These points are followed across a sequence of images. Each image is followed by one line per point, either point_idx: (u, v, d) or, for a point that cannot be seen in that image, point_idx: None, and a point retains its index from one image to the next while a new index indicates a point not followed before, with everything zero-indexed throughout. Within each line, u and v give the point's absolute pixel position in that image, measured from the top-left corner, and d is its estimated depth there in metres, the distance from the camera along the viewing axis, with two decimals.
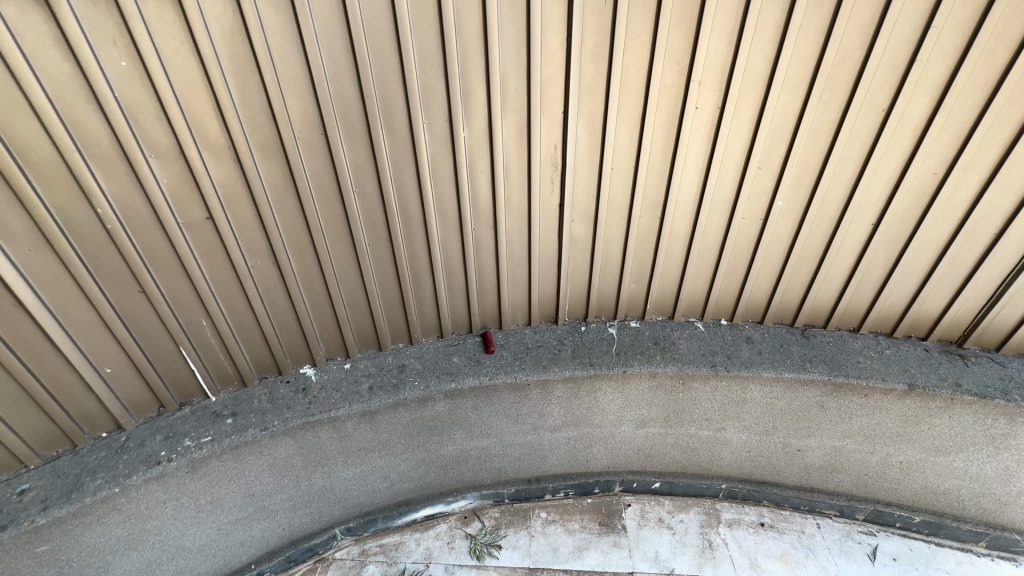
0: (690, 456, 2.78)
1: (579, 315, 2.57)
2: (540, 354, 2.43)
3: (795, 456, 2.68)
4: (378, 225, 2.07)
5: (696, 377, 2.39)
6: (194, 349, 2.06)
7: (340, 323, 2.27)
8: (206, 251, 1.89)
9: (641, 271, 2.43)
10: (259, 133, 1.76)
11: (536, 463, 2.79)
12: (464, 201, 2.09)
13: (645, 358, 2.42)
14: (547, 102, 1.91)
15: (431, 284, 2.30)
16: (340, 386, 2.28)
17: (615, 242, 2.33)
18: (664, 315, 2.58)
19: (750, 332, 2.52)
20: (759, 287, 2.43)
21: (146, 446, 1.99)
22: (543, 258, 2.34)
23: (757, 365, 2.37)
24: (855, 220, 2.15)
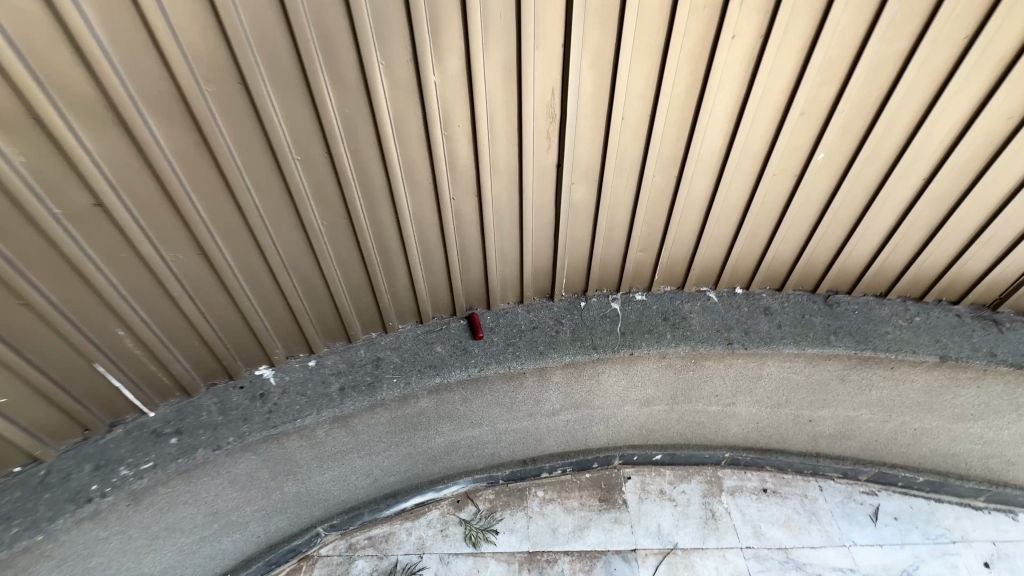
0: (695, 429, 2.61)
1: (578, 289, 2.25)
2: (536, 338, 2.13)
3: (806, 426, 2.53)
4: (331, 199, 1.64)
5: (710, 357, 2.14)
6: (115, 363, 1.66)
7: (298, 317, 1.89)
8: (104, 245, 1.46)
9: (651, 239, 2.08)
10: (147, 85, 1.27)
11: (531, 445, 2.58)
12: (439, 165, 1.67)
13: (655, 337, 2.14)
14: (543, 33, 1.45)
15: (404, 265, 1.92)
16: (305, 389, 1.95)
17: (622, 207, 1.95)
18: (674, 285, 2.28)
19: (768, 302, 2.25)
20: (783, 252, 2.13)
21: (72, 480, 1.65)
22: (537, 229, 1.97)
23: (778, 341, 2.12)
24: (904, 175, 1.83)
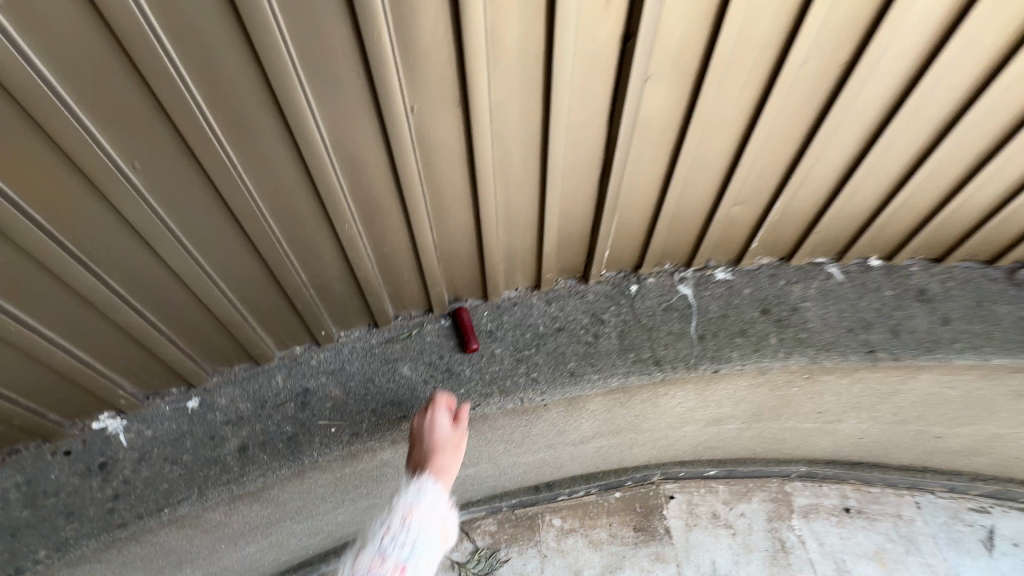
0: (770, 445, 1.90)
1: (626, 265, 1.42)
2: (562, 349, 1.33)
3: (927, 443, 1.82)
4: (140, 116, 0.77)
5: (834, 371, 1.36)
6: None
7: (147, 338, 1.07)
8: None
9: (760, 185, 1.23)
10: None
11: (547, 473, 1.86)
12: (371, 34, 0.77)
13: (753, 344, 1.34)
14: None
15: (332, 240, 1.08)
16: (179, 452, 1.15)
17: (727, 128, 1.07)
18: (775, 257, 1.46)
19: (922, 281, 1.44)
20: (973, 204, 1.28)
21: None
22: (570, 172, 1.10)
23: (946, 347, 1.34)
24: None
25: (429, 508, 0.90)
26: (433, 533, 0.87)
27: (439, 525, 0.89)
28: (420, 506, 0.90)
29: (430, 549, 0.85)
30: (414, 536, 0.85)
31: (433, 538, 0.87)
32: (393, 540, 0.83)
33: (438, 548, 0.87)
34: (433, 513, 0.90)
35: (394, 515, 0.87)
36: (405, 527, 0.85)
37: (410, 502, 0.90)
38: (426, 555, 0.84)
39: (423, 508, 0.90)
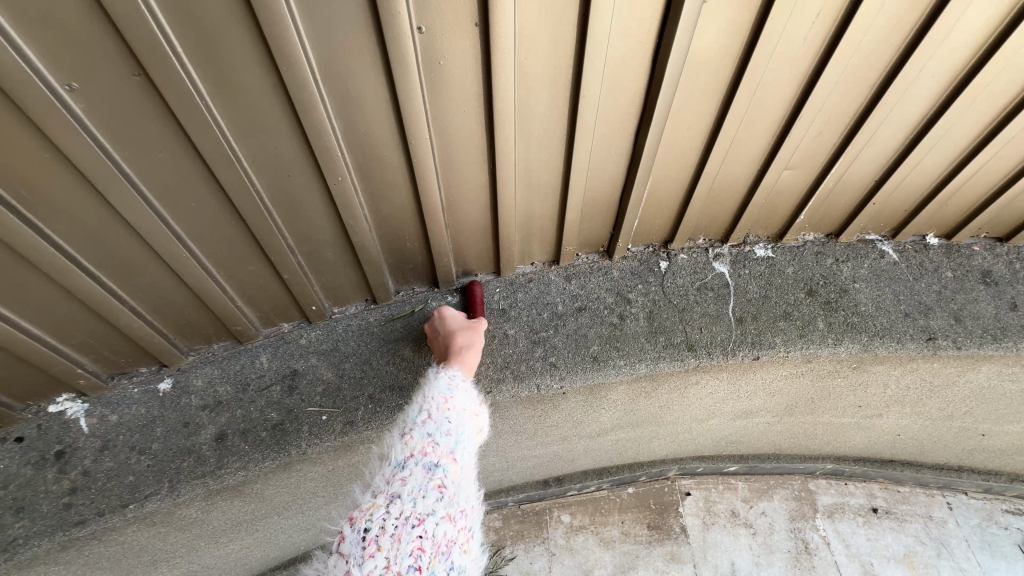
0: (799, 441, 1.76)
1: (656, 239, 1.27)
2: (584, 331, 1.18)
3: (969, 441, 1.69)
4: (77, 21, 0.60)
5: (888, 361, 1.22)
6: None
7: (106, 309, 0.91)
8: None
9: (817, 145, 1.06)
10: None
11: (557, 467, 1.72)
12: None
13: (797, 328, 1.19)
14: None
15: (324, 197, 0.92)
16: (147, 442, 1.01)
17: (789, 72, 0.91)
18: (823, 232, 1.30)
19: (986, 262, 1.29)
20: None
21: None
22: (603, 123, 0.94)
23: (1013, 336, 1.20)
24: None
25: (465, 396, 0.95)
26: (471, 419, 0.93)
27: (476, 411, 0.95)
28: (456, 395, 0.94)
29: (470, 433, 0.92)
30: (457, 422, 0.91)
31: (471, 422, 0.93)
32: (440, 427, 0.88)
33: (476, 431, 0.94)
34: (467, 401, 0.95)
35: (435, 405, 0.91)
36: (449, 415, 0.90)
37: (445, 392, 0.93)
38: (469, 439, 0.90)
39: (460, 398, 0.94)
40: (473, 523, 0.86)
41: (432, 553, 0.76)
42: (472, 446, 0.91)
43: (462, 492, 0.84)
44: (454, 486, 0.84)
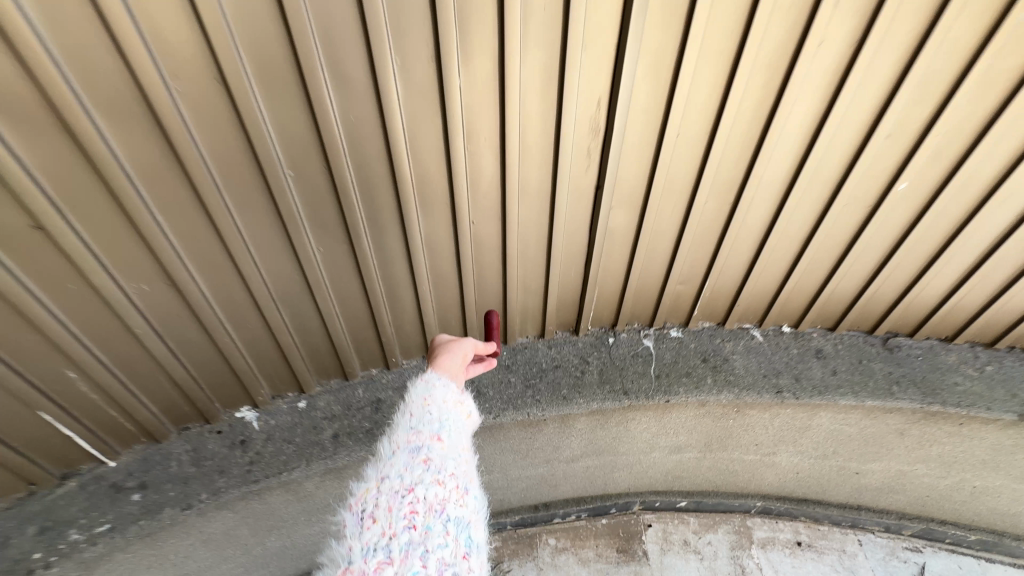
0: (726, 477, 2.35)
1: (606, 323, 1.99)
2: (558, 380, 1.87)
3: (850, 478, 2.28)
4: (331, 223, 1.39)
5: (754, 405, 1.89)
6: (65, 410, 1.39)
7: (288, 354, 1.63)
8: (50, 277, 1.18)
9: (693, 271, 1.82)
10: (100, 84, 0.99)
11: (544, 491, 2.31)
12: (458, 184, 1.40)
13: (693, 382, 1.88)
14: (593, 34, 1.18)
15: (412, 296, 1.67)
16: (291, 437, 1.68)
17: (665, 235, 1.69)
18: (714, 321, 2.03)
19: (820, 343, 1.99)
20: (843, 289, 1.87)
21: (9, 547, 1.39)
22: (566, 259, 1.71)
23: (833, 391, 1.86)
24: (997, 211, 1.57)
25: (443, 392, 1.20)
26: (453, 406, 1.18)
27: (458, 400, 1.21)
28: (435, 393, 1.19)
29: (452, 419, 1.16)
30: (438, 412, 1.15)
31: (452, 410, 1.18)
32: (423, 419, 1.12)
33: (461, 416, 1.19)
34: (447, 394, 1.20)
35: (417, 404, 1.16)
36: (430, 408, 1.15)
37: (424, 392, 1.18)
38: (450, 423, 1.14)
39: (439, 394, 1.19)
40: (467, 485, 1.06)
41: (427, 511, 0.95)
42: (455, 430, 1.14)
43: (448, 463, 1.05)
44: (440, 459, 1.05)
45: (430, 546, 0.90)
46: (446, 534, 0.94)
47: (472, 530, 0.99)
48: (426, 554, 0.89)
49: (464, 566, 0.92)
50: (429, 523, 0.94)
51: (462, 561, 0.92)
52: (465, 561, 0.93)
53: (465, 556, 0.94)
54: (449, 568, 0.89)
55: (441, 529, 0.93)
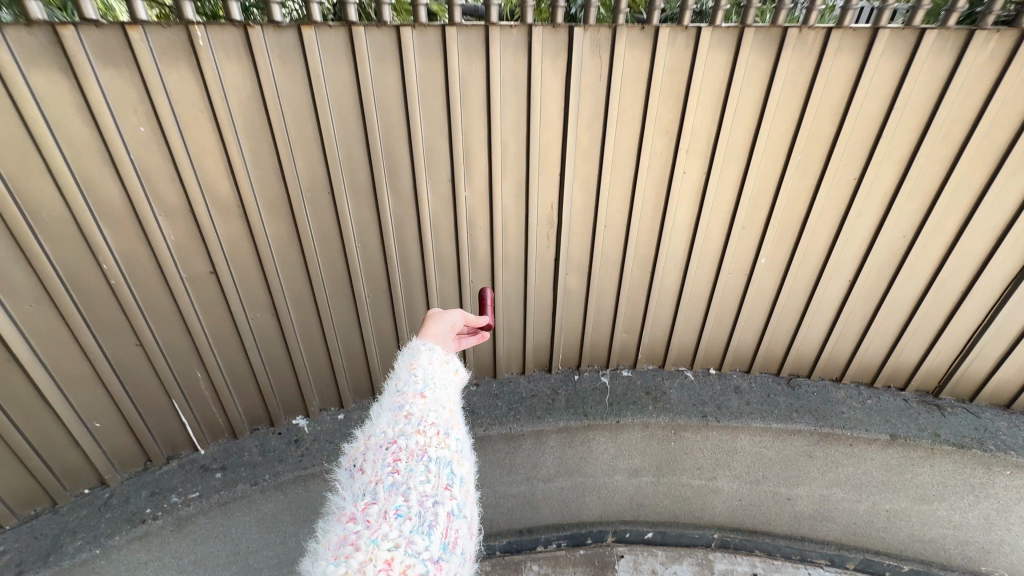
0: (682, 504, 2.78)
1: (573, 364, 2.61)
2: (534, 404, 2.45)
3: (785, 505, 2.70)
4: (378, 278, 2.07)
5: (687, 427, 2.43)
6: (186, 401, 2.03)
7: (337, 374, 2.24)
8: (207, 304, 1.89)
9: (633, 323, 2.48)
10: (268, 192, 1.79)
11: (527, 514, 2.75)
12: (463, 255, 2.12)
13: (638, 409, 2.44)
14: (546, 166, 2.00)
15: None
16: (332, 438, 2.21)
17: (608, 294, 2.38)
18: (655, 363, 2.63)
19: (738, 381, 2.58)
20: (746, 337, 2.51)
21: (130, 503, 1.94)
22: (538, 310, 2.39)
23: (747, 416, 2.41)
24: (834, 276, 2.27)
25: (427, 355, 1.30)
26: (440, 367, 1.29)
27: (443, 360, 1.31)
28: (420, 358, 1.29)
29: (437, 378, 1.25)
30: (422, 375, 1.24)
31: (437, 370, 1.28)
32: (407, 382, 1.22)
33: (448, 374, 1.30)
34: (431, 358, 1.30)
35: (402, 370, 1.26)
36: (413, 373, 1.25)
37: (409, 359, 1.29)
38: (432, 381, 1.23)
39: (422, 358, 1.29)
40: (451, 432, 1.15)
41: (408, 457, 1.06)
42: (439, 388, 1.23)
43: (431, 414, 1.15)
44: (421, 413, 1.15)
45: (412, 484, 1.02)
46: (427, 474, 1.05)
47: (456, 468, 1.09)
48: (409, 490, 1.01)
49: (446, 497, 1.03)
50: (411, 466, 1.05)
51: (445, 493, 1.04)
52: (447, 492, 1.04)
53: (448, 488, 1.05)
54: (430, 501, 1.01)
55: (422, 470, 1.05)
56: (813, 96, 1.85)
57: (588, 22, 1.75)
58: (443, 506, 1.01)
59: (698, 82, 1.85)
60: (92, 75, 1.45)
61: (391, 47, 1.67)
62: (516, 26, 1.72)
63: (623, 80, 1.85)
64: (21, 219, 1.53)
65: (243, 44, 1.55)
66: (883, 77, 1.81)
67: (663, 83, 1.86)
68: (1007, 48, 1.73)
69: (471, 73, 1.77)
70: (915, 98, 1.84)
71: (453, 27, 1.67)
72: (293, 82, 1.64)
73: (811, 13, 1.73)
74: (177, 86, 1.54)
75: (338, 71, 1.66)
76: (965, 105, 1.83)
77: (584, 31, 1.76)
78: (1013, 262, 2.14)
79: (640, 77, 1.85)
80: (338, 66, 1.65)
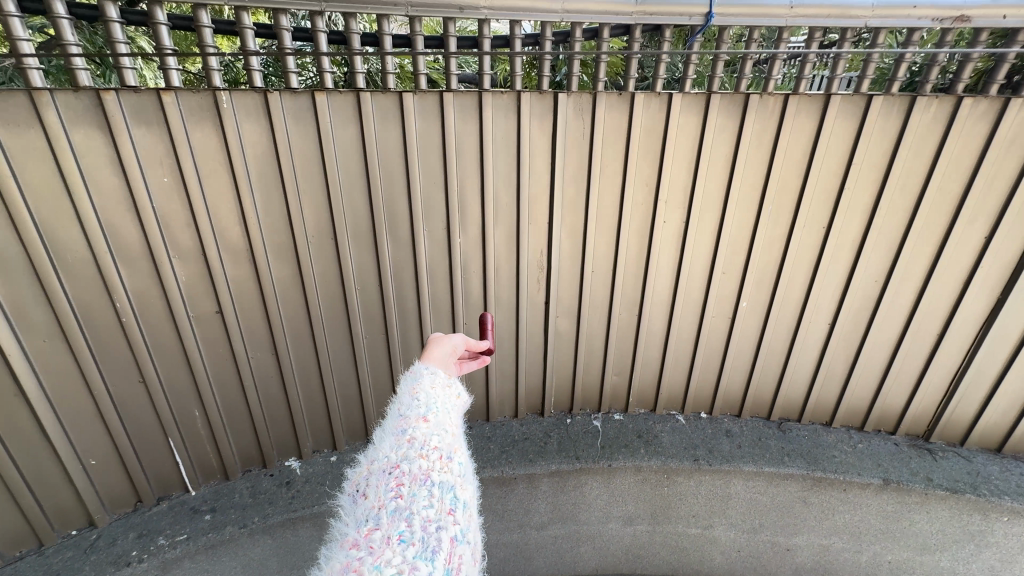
0: (680, 557, 2.66)
1: (565, 407, 2.64)
2: (526, 447, 2.43)
3: (786, 557, 2.60)
4: (375, 318, 2.16)
5: (680, 471, 2.38)
6: (182, 440, 2.06)
7: (331, 415, 2.27)
8: (210, 342, 1.97)
9: (622, 365, 2.54)
10: (276, 237, 1.92)
11: (520, 565, 2.67)
12: (457, 297, 2.22)
13: (629, 452, 2.41)
14: (535, 214, 2.15)
15: None
16: (324, 479, 2.20)
17: (597, 336, 2.45)
18: (647, 407, 2.66)
19: (729, 425, 2.59)
20: (735, 380, 2.57)
21: (116, 546, 1.92)
22: (530, 352, 2.46)
23: (738, 460, 2.39)
24: (813, 319, 2.37)
25: (430, 379, 1.11)
26: (442, 391, 1.08)
27: (446, 384, 1.11)
28: (422, 381, 1.10)
29: (441, 402, 1.06)
30: (425, 398, 1.06)
31: (441, 395, 1.08)
32: (409, 405, 1.04)
33: (450, 400, 1.08)
34: (434, 381, 1.11)
35: (404, 393, 1.07)
36: (416, 395, 1.06)
37: (411, 381, 1.10)
38: (438, 403, 1.05)
39: (424, 380, 1.10)
40: (456, 456, 0.98)
41: (411, 481, 0.89)
42: (446, 409, 1.06)
43: (436, 437, 0.98)
44: (425, 436, 0.97)
45: (416, 509, 0.85)
46: (431, 498, 0.88)
47: (461, 494, 0.92)
48: (412, 516, 0.84)
49: (450, 523, 0.86)
50: (414, 491, 0.88)
51: (448, 518, 0.86)
52: (451, 518, 0.87)
53: (453, 513, 0.88)
54: (434, 526, 0.84)
55: (426, 494, 0.88)
56: (777, 153, 2.04)
57: (571, 88, 1.96)
58: (447, 532, 0.85)
59: (672, 139, 2.04)
60: (126, 133, 1.62)
61: (394, 109, 1.86)
62: (507, 92, 1.93)
63: (604, 137, 2.04)
64: (45, 259, 1.65)
65: (262, 106, 1.74)
66: (839, 136, 2.00)
67: (640, 141, 2.05)
68: (947, 111, 1.93)
69: (466, 132, 1.95)
70: (870, 155, 2.02)
71: (450, 92, 1.88)
72: (305, 139, 1.82)
73: (769, 82, 1.96)
74: (200, 142, 1.72)
75: (346, 130, 1.84)
76: (916, 160, 2.01)
77: (568, 96, 1.96)
78: (983, 305, 2.24)
79: (620, 135, 2.03)
80: (346, 126, 1.84)
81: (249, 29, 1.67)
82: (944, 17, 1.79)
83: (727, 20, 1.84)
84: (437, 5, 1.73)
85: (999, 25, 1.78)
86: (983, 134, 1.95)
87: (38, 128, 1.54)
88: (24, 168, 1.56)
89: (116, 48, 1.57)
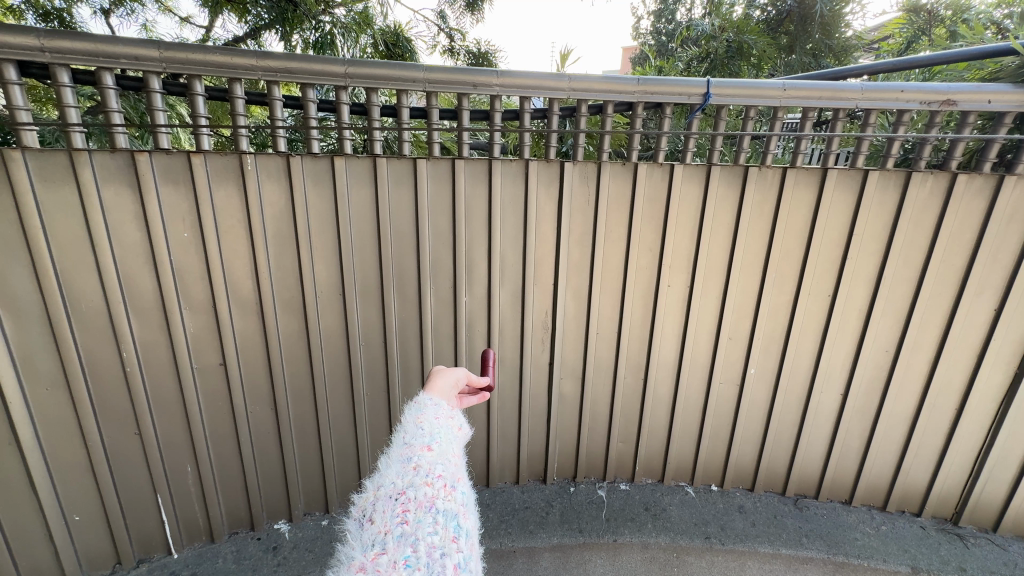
0: None
1: (568, 475, 2.53)
2: (527, 517, 2.29)
3: None
4: (377, 375, 2.14)
5: (691, 550, 2.16)
6: (170, 497, 2.00)
7: (325, 475, 2.20)
8: (210, 395, 1.96)
9: (629, 431, 2.46)
10: (285, 293, 1.96)
11: None
12: (461, 354, 2.20)
13: (636, 526, 2.26)
14: (540, 275, 2.18)
15: None
16: (312, 547, 2.07)
17: (602, 399, 2.40)
18: (654, 478, 2.54)
19: (742, 500, 2.45)
20: (746, 451, 2.46)
21: None
22: (533, 414, 2.40)
23: (752, 539, 2.21)
24: (824, 389, 2.31)
25: (435, 410, 1.02)
26: (446, 422, 1.00)
27: (449, 415, 1.03)
28: (426, 411, 1.02)
29: (445, 432, 0.97)
30: (430, 428, 0.98)
31: (444, 426, 0.99)
32: (413, 433, 0.96)
33: (454, 432, 1.00)
34: (438, 412, 1.02)
35: (407, 423, 0.99)
36: (421, 425, 0.98)
37: (415, 412, 1.02)
38: (443, 433, 0.96)
39: (429, 411, 1.01)
40: (461, 485, 0.89)
41: (417, 507, 0.80)
42: (452, 441, 0.97)
43: (441, 465, 0.89)
44: (431, 464, 0.89)
45: (421, 535, 0.76)
46: (436, 525, 0.79)
47: (465, 524, 0.83)
48: (417, 541, 0.75)
49: (454, 549, 0.76)
50: (420, 517, 0.79)
51: (452, 545, 0.77)
52: (455, 545, 0.77)
53: (457, 540, 0.78)
54: (438, 553, 0.75)
55: (432, 521, 0.79)
56: (778, 223, 2.09)
57: (576, 158, 2.06)
58: (451, 558, 0.75)
59: (675, 206, 2.10)
60: (154, 191, 1.71)
61: (407, 173, 1.95)
62: (515, 160, 2.03)
63: (608, 203, 2.10)
64: (59, 307, 1.69)
65: (284, 169, 1.84)
66: (839, 206, 2.05)
67: (644, 209, 2.11)
68: (943, 186, 1.98)
69: (475, 195, 2.03)
70: (870, 226, 2.06)
71: (461, 160, 1.98)
72: (322, 201, 1.91)
73: (766, 155, 2.04)
74: (223, 202, 1.81)
75: (361, 191, 1.93)
76: (918, 233, 2.04)
77: (574, 166, 2.05)
78: (999, 379, 2.18)
79: (623, 200, 2.10)
80: (362, 188, 1.93)
81: (278, 100, 1.80)
82: (931, 100, 1.88)
83: (724, 99, 1.95)
84: (452, 82, 1.87)
85: (986, 108, 1.87)
86: (980, 209, 1.99)
87: (73, 185, 1.64)
88: (54, 222, 1.64)
89: (154, 116, 1.70)
